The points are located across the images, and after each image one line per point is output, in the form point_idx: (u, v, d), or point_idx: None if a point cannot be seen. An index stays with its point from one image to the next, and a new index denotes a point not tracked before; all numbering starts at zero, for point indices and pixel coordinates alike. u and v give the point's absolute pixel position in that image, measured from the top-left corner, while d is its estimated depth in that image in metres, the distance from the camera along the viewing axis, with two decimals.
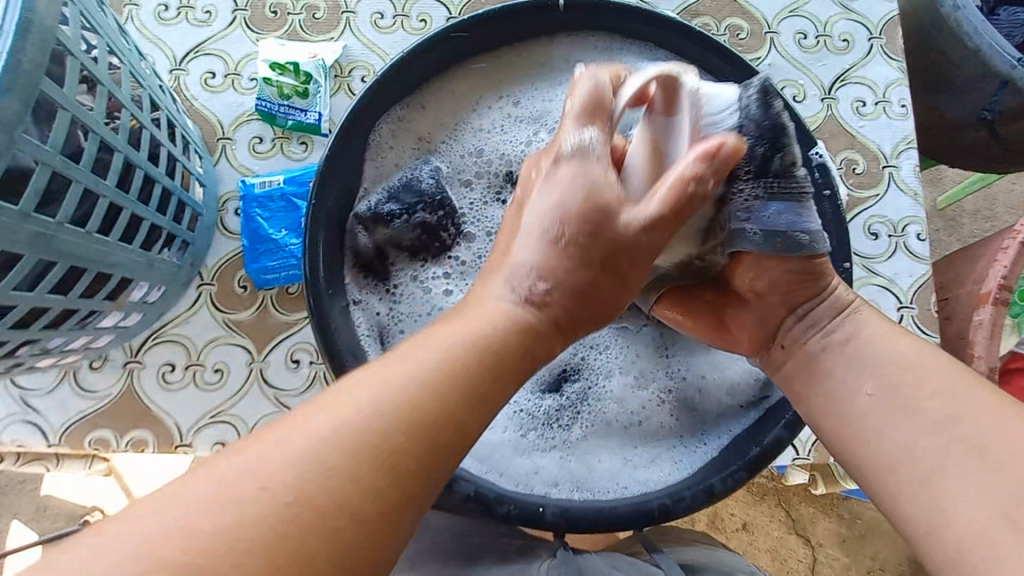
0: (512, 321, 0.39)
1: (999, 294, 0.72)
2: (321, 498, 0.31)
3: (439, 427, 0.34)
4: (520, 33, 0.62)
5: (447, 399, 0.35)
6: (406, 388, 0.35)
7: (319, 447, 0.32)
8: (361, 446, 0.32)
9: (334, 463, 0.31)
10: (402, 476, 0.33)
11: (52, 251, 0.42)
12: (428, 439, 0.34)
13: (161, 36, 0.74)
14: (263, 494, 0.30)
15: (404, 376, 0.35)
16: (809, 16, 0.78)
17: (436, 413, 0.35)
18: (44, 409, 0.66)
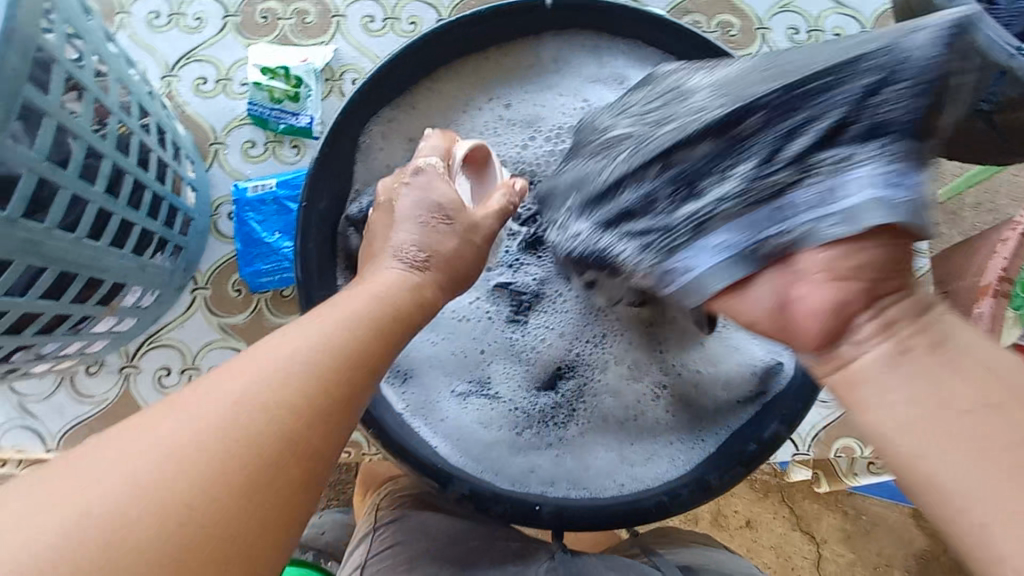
0: (438, 296, 0.38)
1: (1000, 286, 0.71)
2: (227, 484, 0.28)
3: (360, 383, 0.33)
4: (508, 34, 0.62)
5: (360, 357, 0.33)
6: (313, 353, 0.32)
7: (211, 439, 0.28)
8: (269, 422, 0.29)
9: (244, 445, 0.29)
10: (314, 450, 0.30)
11: (41, 256, 0.43)
12: (342, 404, 0.32)
13: (153, 43, 0.74)
14: (172, 483, 0.27)
15: (306, 346, 0.32)
16: (800, 10, 0.78)
17: (355, 375, 0.32)
18: (42, 414, 0.66)
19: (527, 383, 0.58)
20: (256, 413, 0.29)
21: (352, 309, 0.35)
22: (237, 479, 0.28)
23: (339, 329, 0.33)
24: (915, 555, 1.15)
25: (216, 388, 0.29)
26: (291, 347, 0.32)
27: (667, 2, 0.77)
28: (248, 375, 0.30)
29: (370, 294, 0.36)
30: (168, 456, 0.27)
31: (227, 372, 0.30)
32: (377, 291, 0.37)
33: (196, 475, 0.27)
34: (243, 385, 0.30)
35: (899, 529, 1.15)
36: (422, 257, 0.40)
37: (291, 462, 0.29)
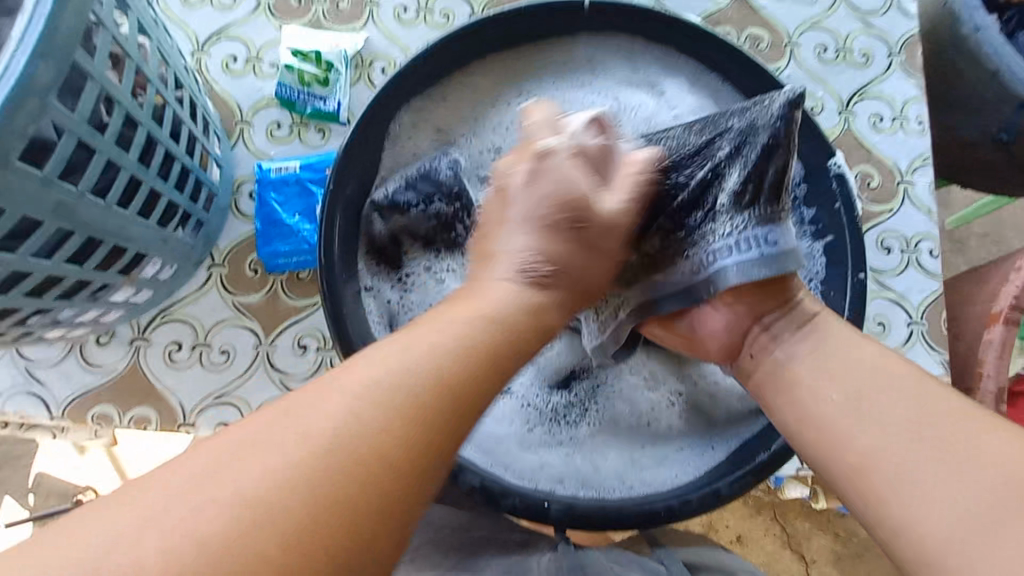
0: (521, 301, 0.40)
1: (1011, 314, 0.71)
2: (323, 482, 0.29)
3: (448, 412, 0.34)
4: (544, 32, 0.63)
5: (451, 381, 0.34)
6: (408, 373, 0.34)
7: (325, 446, 0.30)
8: (373, 434, 0.31)
9: (340, 447, 0.30)
10: (412, 465, 0.32)
11: (72, 220, 0.43)
12: (441, 430, 0.33)
13: (186, 18, 0.74)
14: (273, 485, 0.29)
15: (414, 365, 0.34)
16: (829, 29, 0.78)
17: (440, 402, 0.34)
18: (49, 381, 0.66)
19: (541, 380, 0.58)
20: (360, 425, 0.31)
21: (448, 323, 0.37)
22: (349, 494, 0.30)
23: (439, 353, 0.35)
24: None
25: (319, 403, 0.32)
26: (388, 370, 0.34)
27: (698, 12, 0.78)
28: (367, 381, 0.33)
29: (479, 316, 0.38)
30: (282, 474, 0.29)
31: (338, 385, 0.33)
32: (479, 311, 0.38)
33: (309, 486, 0.29)
34: (353, 400, 0.32)
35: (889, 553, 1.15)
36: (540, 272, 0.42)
37: (363, 462, 0.31)
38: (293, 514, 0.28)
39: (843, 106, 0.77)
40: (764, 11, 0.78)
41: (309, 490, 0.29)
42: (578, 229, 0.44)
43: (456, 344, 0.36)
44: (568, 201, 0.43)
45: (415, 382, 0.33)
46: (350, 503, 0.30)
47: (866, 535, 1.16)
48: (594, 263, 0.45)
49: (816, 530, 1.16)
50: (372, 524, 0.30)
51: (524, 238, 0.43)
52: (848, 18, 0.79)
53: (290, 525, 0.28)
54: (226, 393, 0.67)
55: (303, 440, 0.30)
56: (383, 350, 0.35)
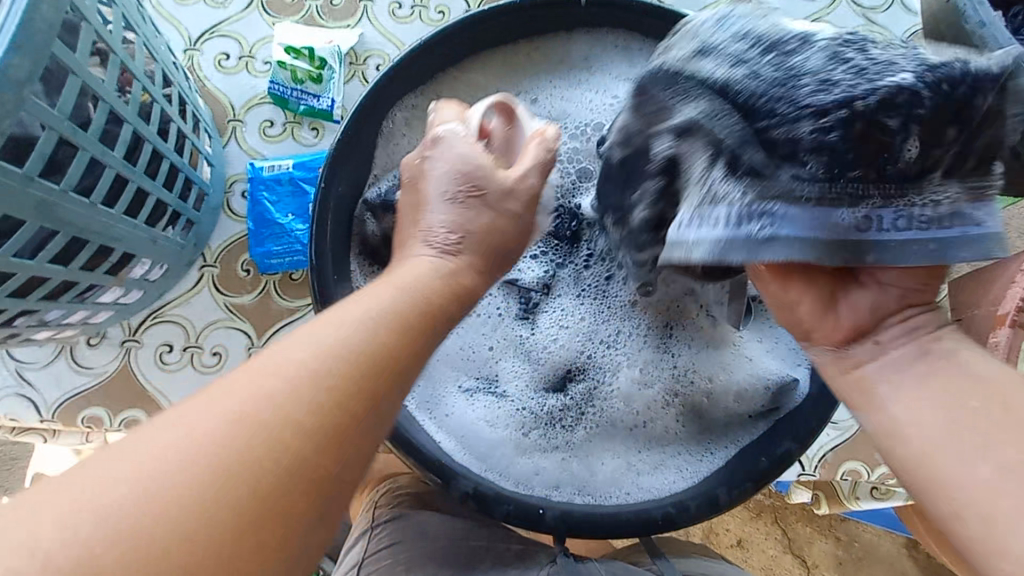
0: (440, 272, 0.39)
1: (1017, 316, 0.70)
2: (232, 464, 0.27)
3: (384, 373, 0.32)
4: (540, 27, 0.61)
5: (373, 341, 0.32)
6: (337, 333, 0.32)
7: (243, 427, 0.28)
8: (306, 399, 0.29)
9: (268, 411, 0.29)
10: (343, 420, 0.30)
11: (55, 219, 0.42)
12: (378, 379, 0.32)
13: (178, 15, 0.73)
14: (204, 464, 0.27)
15: (341, 333, 0.32)
16: (831, 26, 0.77)
17: (374, 360, 0.32)
18: (39, 383, 0.65)
19: (535, 383, 0.57)
20: (295, 400, 0.29)
21: (387, 292, 0.36)
22: (286, 457, 0.28)
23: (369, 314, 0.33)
24: None
25: (257, 380, 0.29)
26: (323, 336, 0.32)
27: (698, 9, 0.76)
28: (299, 359, 0.30)
29: (400, 288, 0.37)
30: (209, 442, 0.27)
31: (276, 354, 0.31)
32: (399, 280, 0.37)
33: (231, 465, 0.27)
34: (293, 371, 0.30)
35: (891, 558, 1.14)
36: (454, 241, 0.41)
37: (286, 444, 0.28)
38: (228, 468, 0.27)
39: None
40: None
41: (242, 459, 0.27)
42: (474, 197, 0.43)
43: (386, 305, 0.34)
44: (466, 171, 0.43)
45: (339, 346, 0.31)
46: (290, 462, 0.28)
47: (868, 539, 1.14)
48: (500, 246, 0.44)
49: (817, 534, 1.14)
50: (312, 479, 0.29)
51: (437, 215, 0.42)
52: (850, 15, 0.77)
53: (212, 488, 0.26)
54: None
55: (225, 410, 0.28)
56: (329, 315, 0.33)
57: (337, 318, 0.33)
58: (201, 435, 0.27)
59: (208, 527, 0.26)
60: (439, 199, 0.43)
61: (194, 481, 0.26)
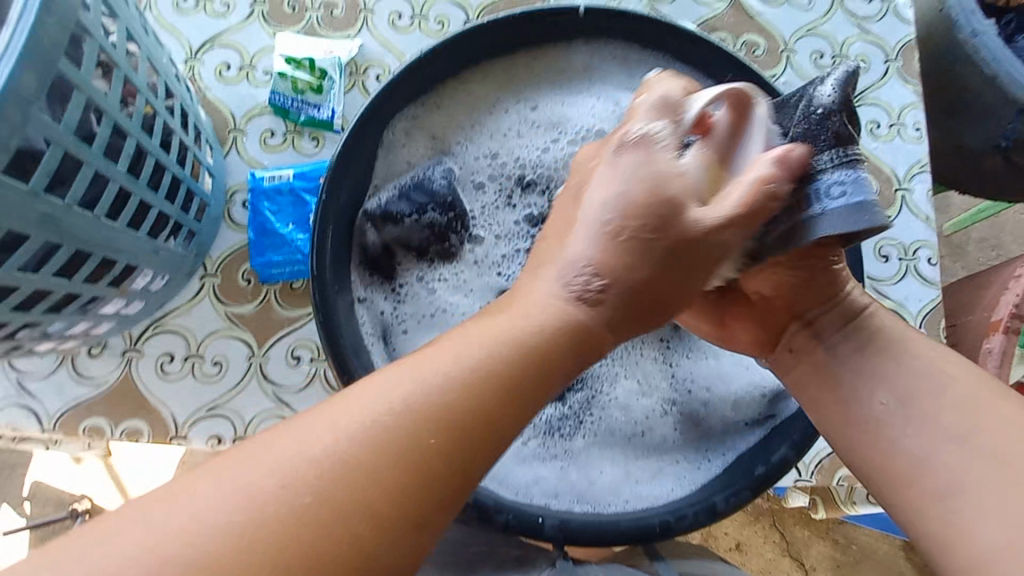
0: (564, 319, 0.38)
1: (1011, 322, 0.71)
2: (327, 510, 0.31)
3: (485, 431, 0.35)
4: (538, 39, 0.62)
5: (495, 402, 0.35)
6: (443, 384, 0.35)
7: (349, 459, 0.32)
8: (396, 451, 0.33)
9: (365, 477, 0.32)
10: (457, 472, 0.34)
11: (59, 232, 0.42)
12: (457, 434, 0.34)
13: (178, 26, 0.74)
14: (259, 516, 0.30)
15: (422, 388, 0.34)
16: (826, 35, 0.78)
17: (482, 414, 0.35)
18: (40, 393, 0.65)
19: None
20: (370, 439, 0.33)
21: (478, 339, 0.37)
22: (359, 497, 0.32)
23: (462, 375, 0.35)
24: None
25: (338, 418, 0.33)
26: (401, 382, 0.35)
27: (694, 19, 0.77)
28: (391, 401, 0.34)
29: (499, 334, 0.37)
30: (317, 468, 0.32)
31: (359, 405, 0.34)
32: (523, 319, 0.38)
33: (321, 499, 0.31)
34: (370, 411, 0.33)
35: (888, 560, 1.14)
36: (596, 287, 0.39)
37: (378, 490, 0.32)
38: (329, 509, 0.31)
39: None
40: (761, 18, 0.78)
41: (323, 498, 0.31)
42: None
43: (475, 357, 0.36)
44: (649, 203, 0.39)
45: (434, 407, 0.34)
46: (375, 496, 0.32)
47: (865, 542, 1.15)
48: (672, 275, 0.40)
49: (815, 537, 1.15)
50: (397, 527, 0.32)
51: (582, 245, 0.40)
52: (845, 25, 0.78)
53: (294, 526, 0.30)
54: (218, 404, 0.66)
55: (310, 442, 0.32)
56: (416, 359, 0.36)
57: (421, 377, 0.35)
58: (291, 472, 0.31)
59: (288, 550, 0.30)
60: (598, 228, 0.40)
61: (297, 486, 0.31)
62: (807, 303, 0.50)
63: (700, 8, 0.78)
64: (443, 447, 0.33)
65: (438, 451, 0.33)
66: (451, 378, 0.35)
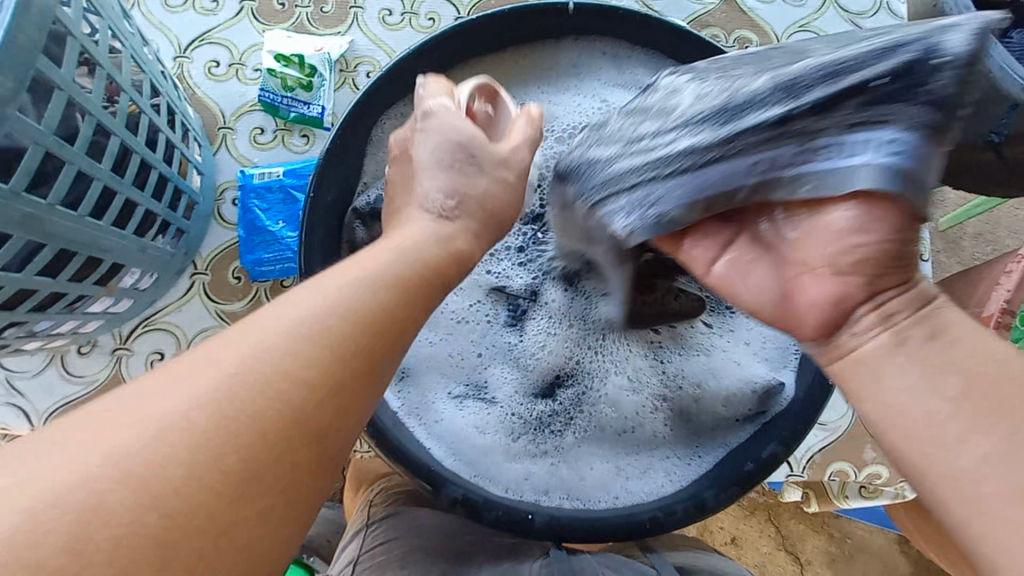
0: (432, 238, 0.39)
1: (1002, 318, 0.71)
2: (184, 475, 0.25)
3: (382, 327, 0.32)
4: (528, 35, 0.62)
5: (379, 315, 0.32)
6: (333, 312, 0.31)
7: (226, 391, 0.27)
8: (276, 377, 0.28)
9: (232, 421, 0.26)
10: (337, 390, 0.29)
11: (41, 232, 0.42)
12: (366, 359, 0.31)
13: (167, 23, 0.73)
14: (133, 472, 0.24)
15: (320, 303, 0.31)
16: (818, 31, 0.78)
17: (378, 315, 0.32)
18: (29, 392, 0.65)
19: (524, 389, 0.58)
20: (286, 367, 0.28)
21: (351, 276, 0.33)
22: (262, 428, 0.27)
23: (358, 281, 0.32)
24: None
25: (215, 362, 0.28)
26: (301, 305, 0.30)
27: (687, 15, 0.77)
28: (286, 320, 0.29)
29: (393, 249, 0.36)
30: (229, 385, 0.27)
31: (265, 329, 0.29)
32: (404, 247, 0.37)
33: (213, 443, 0.26)
34: (288, 329, 0.29)
35: (882, 554, 1.15)
36: (451, 205, 0.41)
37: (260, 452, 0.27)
38: (250, 447, 0.26)
39: None
40: (753, 13, 0.78)
41: (218, 435, 0.26)
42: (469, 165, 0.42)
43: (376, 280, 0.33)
44: None
45: (335, 326, 0.30)
46: (275, 424, 0.27)
47: (860, 535, 1.16)
48: None
49: (810, 531, 1.15)
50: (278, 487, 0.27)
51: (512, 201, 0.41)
52: (838, 20, 0.78)
53: (207, 459, 0.25)
54: None
55: (207, 384, 0.27)
56: (298, 292, 0.32)
57: (308, 305, 0.30)
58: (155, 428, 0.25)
59: (203, 496, 0.25)
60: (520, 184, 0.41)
61: (217, 418, 0.26)
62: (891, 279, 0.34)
63: (692, 4, 0.78)
64: (330, 380, 0.29)
65: (324, 387, 0.29)
66: (337, 311, 0.31)
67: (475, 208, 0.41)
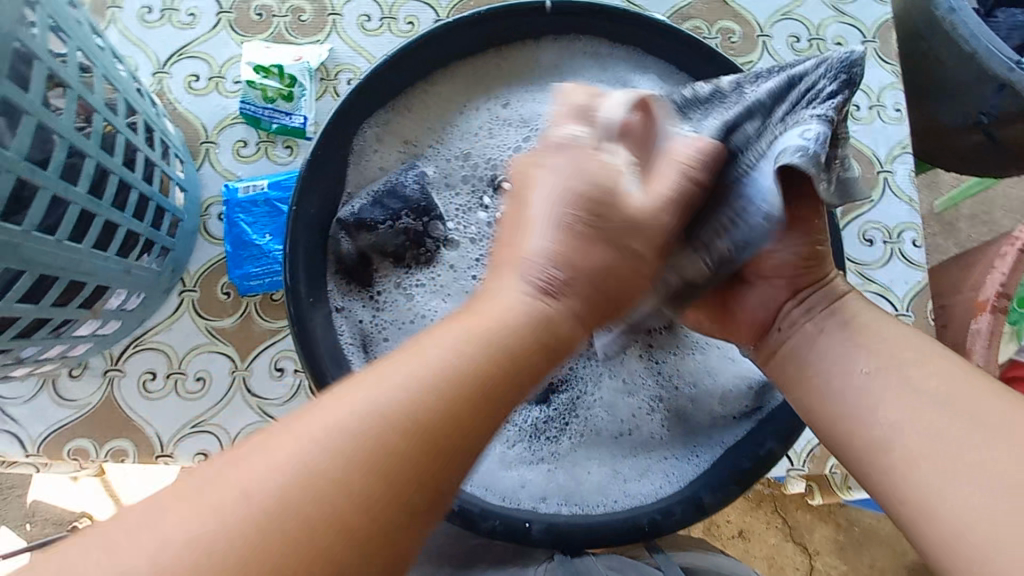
0: (529, 315, 0.36)
1: (997, 302, 0.70)
2: (266, 562, 0.27)
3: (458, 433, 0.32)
4: (507, 36, 0.61)
5: (462, 411, 0.32)
6: (403, 393, 0.31)
7: (305, 479, 0.29)
8: (353, 466, 0.29)
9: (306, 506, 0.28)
10: (411, 481, 0.30)
11: (19, 259, 0.41)
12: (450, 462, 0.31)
13: (144, 38, 0.73)
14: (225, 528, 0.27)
15: (391, 395, 0.31)
16: (801, 19, 0.77)
17: (451, 420, 0.32)
18: (22, 418, 0.64)
19: None
20: (350, 456, 0.30)
21: (422, 362, 0.33)
22: (336, 509, 0.29)
23: (438, 380, 0.32)
24: (906, 568, 1.14)
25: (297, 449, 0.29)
26: (373, 397, 0.31)
27: (668, 9, 0.76)
28: (349, 417, 0.30)
29: (490, 339, 0.35)
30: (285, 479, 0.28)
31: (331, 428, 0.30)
32: (486, 322, 0.35)
33: (288, 514, 0.28)
34: (347, 416, 0.30)
35: (890, 541, 1.15)
36: (558, 279, 0.38)
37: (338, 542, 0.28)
38: (316, 522, 0.28)
39: None
40: (735, 4, 0.77)
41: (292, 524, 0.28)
42: None
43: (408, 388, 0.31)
44: (590, 194, 0.39)
45: (384, 422, 0.31)
46: (339, 504, 0.29)
47: (867, 523, 1.15)
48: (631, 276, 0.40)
49: (817, 521, 1.15)
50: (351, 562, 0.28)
51: (542, 242, 0.39)
52: (820, 7, 0.77)
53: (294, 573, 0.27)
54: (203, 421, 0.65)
55: (278, 463, 0.29)
56: (368, 379, 0.32)
57: (380, 397, 0.31)
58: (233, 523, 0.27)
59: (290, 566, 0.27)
60: (552, 224, 0.39)
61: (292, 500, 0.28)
62: (809, 278, 0.48)
63: None
64: (406, 459, 0.30)
65: (400, 468, 0.30)
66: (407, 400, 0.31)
67: (510, 254, 0.40)
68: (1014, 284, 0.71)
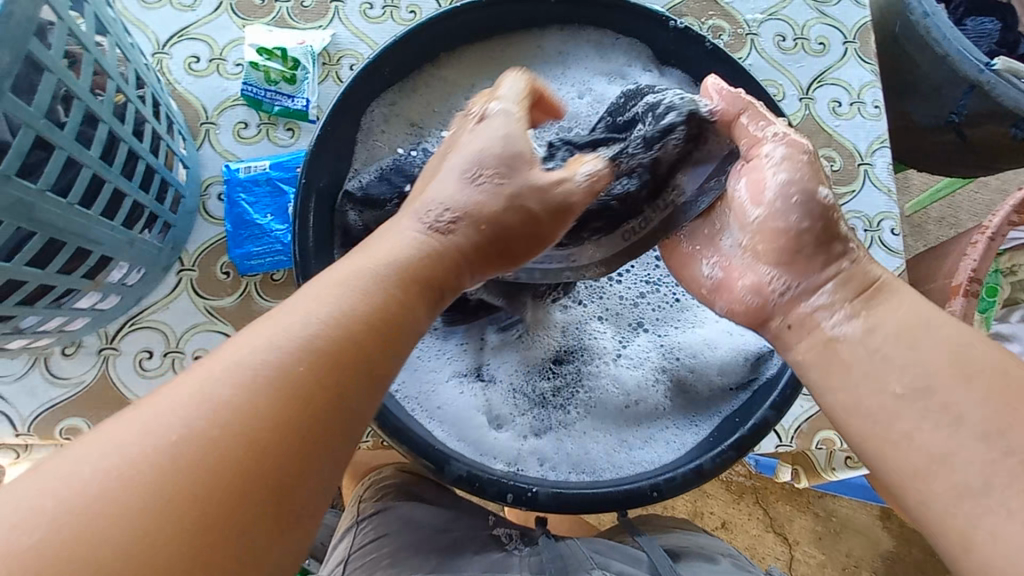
0: (420, 248, 0.42)
1: (970, 286, 0.74)
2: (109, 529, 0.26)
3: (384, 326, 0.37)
4: (513, 23, 0.63)
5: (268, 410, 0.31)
6: (249, 382, 0.32)
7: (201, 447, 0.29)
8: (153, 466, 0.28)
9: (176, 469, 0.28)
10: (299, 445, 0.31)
11: (31, 219, 0.41)
12: (247, 436, 0.30)
13: (144, 19, 0.73)
14: None
15: (210, 382, 0.31)
16: (787, 19, 0.81)
17: (368, 316, 0.36)
18: (12, 395, 0.63)
19: (526, 366, 0.59)
20: (266, 412, 0.31)
21: (266, 331, 0.34)
22: (213, 476, 0.29)
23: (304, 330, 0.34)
24: (882, 557, 1.18)
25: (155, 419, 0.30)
26: (216, 372, 0.32)
27: (662, 5, 0.80)
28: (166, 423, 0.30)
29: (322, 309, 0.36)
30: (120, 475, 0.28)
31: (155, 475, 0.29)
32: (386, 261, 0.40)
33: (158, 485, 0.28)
34: (235, 379, 0.32)
35: (866, 531, 1.18)
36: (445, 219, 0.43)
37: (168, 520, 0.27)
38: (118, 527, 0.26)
39: (804, 92, 0.79)
40: (725, 3, 0.81)
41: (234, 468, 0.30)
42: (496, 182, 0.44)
43: (285, 345, 0.33)
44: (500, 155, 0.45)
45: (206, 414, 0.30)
46: (275, 429, 0.31)
47: (845, 513, 1.19)
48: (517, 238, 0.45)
49: (797, 512, 1.18)
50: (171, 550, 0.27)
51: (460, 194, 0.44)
52: (804, 8, 0.81)
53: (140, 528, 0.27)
54: None
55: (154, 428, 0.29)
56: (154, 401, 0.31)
57: (275, 335, 0.34)
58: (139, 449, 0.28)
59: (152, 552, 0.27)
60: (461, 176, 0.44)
61: (226, 451, 0.30)
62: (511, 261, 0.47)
63: None
64: (228, 480, 0.29)
65: (199, 484, 0.29)
66: (270, 361, 0.32)
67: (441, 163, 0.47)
68: (984, 270, 0.75)
